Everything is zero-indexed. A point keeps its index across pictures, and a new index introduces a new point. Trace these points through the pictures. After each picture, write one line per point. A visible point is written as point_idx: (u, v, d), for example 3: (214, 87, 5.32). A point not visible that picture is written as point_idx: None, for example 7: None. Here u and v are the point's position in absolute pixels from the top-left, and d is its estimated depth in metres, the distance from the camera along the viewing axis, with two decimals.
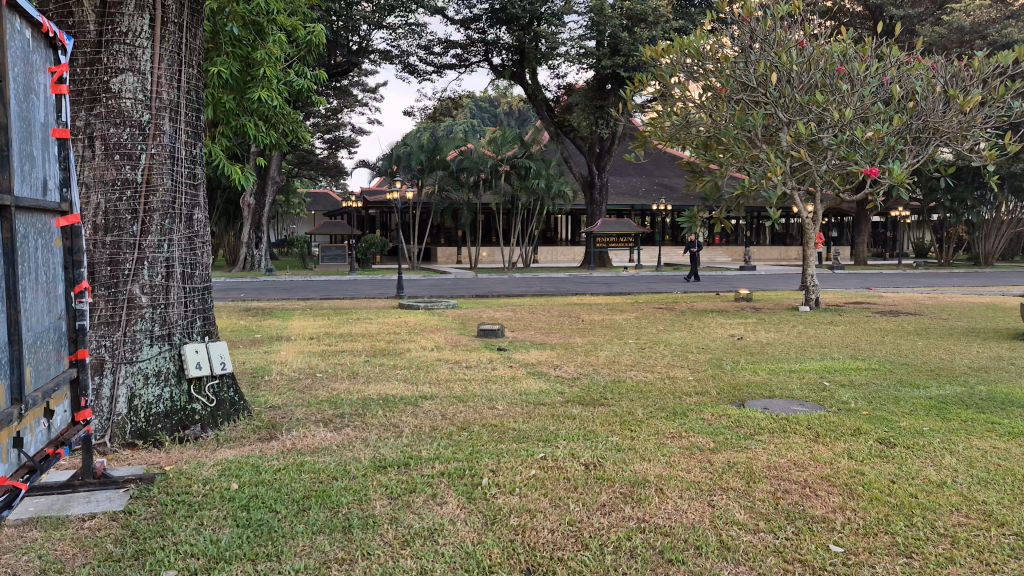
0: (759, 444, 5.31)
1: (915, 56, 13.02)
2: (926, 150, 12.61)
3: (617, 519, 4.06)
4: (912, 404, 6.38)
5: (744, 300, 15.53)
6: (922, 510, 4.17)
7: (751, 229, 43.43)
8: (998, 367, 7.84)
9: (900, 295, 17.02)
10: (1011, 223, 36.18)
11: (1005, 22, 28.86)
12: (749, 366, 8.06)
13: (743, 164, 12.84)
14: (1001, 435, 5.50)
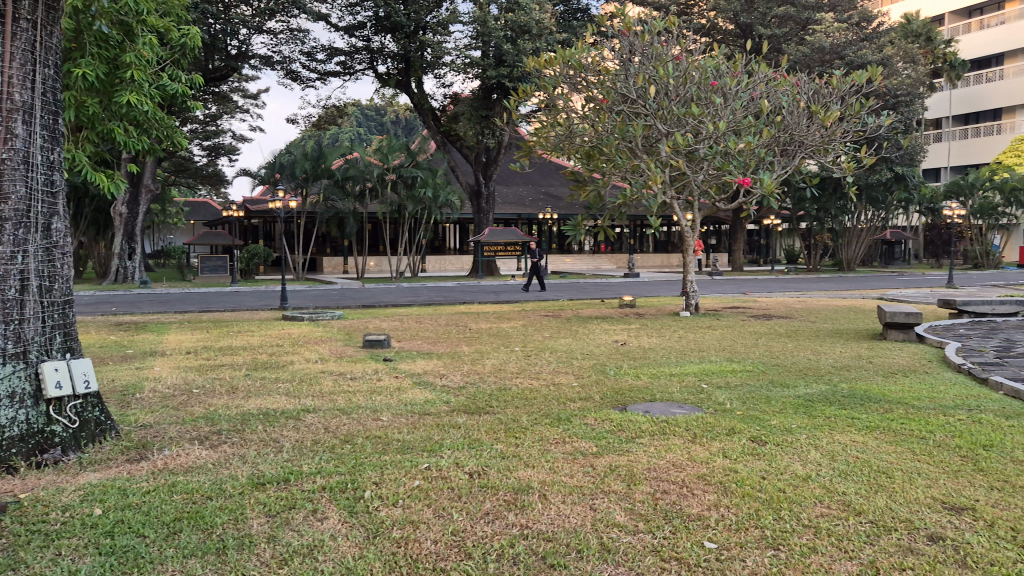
0: (640, 446, 5.44)
1: (781, 73, 13.71)
2: (793, 161, 13.28)
3: (500, 527, 4.07)
4: (781, 403, 6.70)
5: (628, 306, 15.96)
6: (789, 504, 4.38)
7: (635, 237, 44.69)
8: (859, 365, 8.34)
9: (772, 299, 17.91)
10: (870, 230, 38.64)
11: (860, 44, 31.01)
12: (631, 371, 8.27)
13: (625, 174, 13.19)
14: (859, 430, 5.85)
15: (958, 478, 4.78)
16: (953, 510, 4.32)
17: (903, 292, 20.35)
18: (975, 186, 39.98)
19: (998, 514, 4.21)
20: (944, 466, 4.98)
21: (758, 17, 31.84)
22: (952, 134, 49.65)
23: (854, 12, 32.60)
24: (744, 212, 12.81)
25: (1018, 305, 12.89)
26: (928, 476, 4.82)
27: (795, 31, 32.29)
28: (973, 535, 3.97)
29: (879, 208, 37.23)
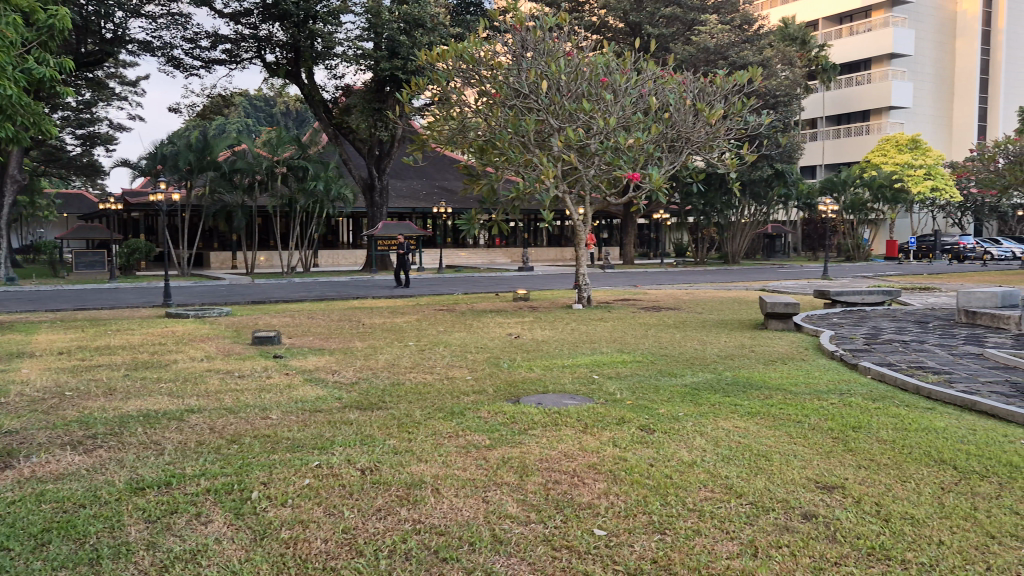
0: (532, 438, 5.50)
1: (668, 71, 14.11)
2: (680, 157, 13.69)
3: (392, 523, 4.03)
4: (669, 392, 6.90)
5: (522, 299, 16.08)
6: (675, 490, 4.52)
7: (529, 231, 45.10)
8: (741, 354, 8.71)
9: (661, 291, 18.43)
10: (753, 225, 40.33)
11: (742, 46, 32.22)
12: (525, 363, 8.35)
13: (517, 168, 13.29)
14: (741, 415, 6.10)
15: (830, 458, 5.05)
16: (825, 488, 4.56)
17: (781, 284, 21.34)
18: (848, 183, 42.30)
19: (865, 491, 4.48)
20: (818, 448, 5.25)
21: (647, 16, 32.62)
22: (826, 134, 52.31)
23: (737, 15, 33.87)
24: (634, 207, 13.12)
25: (885, 296, 13.76)
26: (804, 457, 5.07)
27: (681, 31, 33.24)
28: (843, 512, 4.20)
29: (761, 203, 38.89)
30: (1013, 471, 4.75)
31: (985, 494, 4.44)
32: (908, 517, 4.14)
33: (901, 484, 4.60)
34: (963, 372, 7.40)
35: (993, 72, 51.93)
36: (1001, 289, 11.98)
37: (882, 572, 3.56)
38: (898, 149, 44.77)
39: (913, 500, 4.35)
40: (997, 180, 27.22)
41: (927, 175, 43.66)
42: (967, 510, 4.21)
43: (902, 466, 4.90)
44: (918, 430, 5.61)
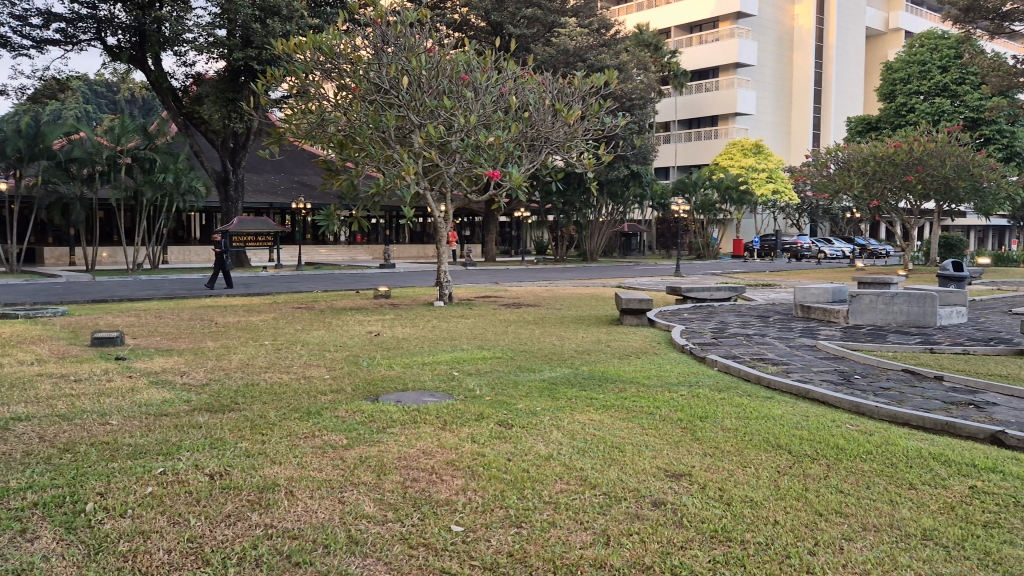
0: (390, 436, 5.45)
1: (528, 71, 14.30)
2: (539, 156, 13.94)
3: (242, 528, 3.88)
4: (527, 387, 7.00)
5: (383, 297, 15.88)
6: (532, 483, 4.59)
7: (390, 228, 44.66)
8: (598, 348, 8.97)
9: (521, 288, 18.68)
10: (610, 223, 41.59)
11: (600, 50, 33.19)
12: (385, 361, 8.24)
13: (378, 163, 13.13)
14: (596, 408, 6.28)
15: (679, 448, 5.28)
16: (673, 476, 4.76)
17: (637, 281, 22.14)
18: (698, 184, 44.38)
19: (709, 477, 4.71)
20: (668, 438, 5.48)
21: (508, 16, 32.97)
22: (678, 137, 54.67)
23: (595, 19, 34.81)
24: (494, 205, 13.24)
25: (730, 292, 14.49)
26: (655, 448, 5.27)
27: (542, 33, 33.82)
28: (690, 498, 4.40)
29: (618, 202, 40.26)
30: (840, 453, 5.14)
31: (815, 475, 4.77)
32: (748, 500, 4.38)
33: (741, 469, 4.87)
34: (798, 363, 7.91)
35: (825, 84, 55.95)
36: (832, 285, 12.90)
37: (724, 553, 3.76)
38: (743, 153, 47.22)
39: (753, 483, 4.62)
40: (829, 184, 29.38)
41: (769, 178, 46.67)
42: (800, 490, 4.52)
43: (743, 452, 5.19)
44: (758, 417, 5.96)
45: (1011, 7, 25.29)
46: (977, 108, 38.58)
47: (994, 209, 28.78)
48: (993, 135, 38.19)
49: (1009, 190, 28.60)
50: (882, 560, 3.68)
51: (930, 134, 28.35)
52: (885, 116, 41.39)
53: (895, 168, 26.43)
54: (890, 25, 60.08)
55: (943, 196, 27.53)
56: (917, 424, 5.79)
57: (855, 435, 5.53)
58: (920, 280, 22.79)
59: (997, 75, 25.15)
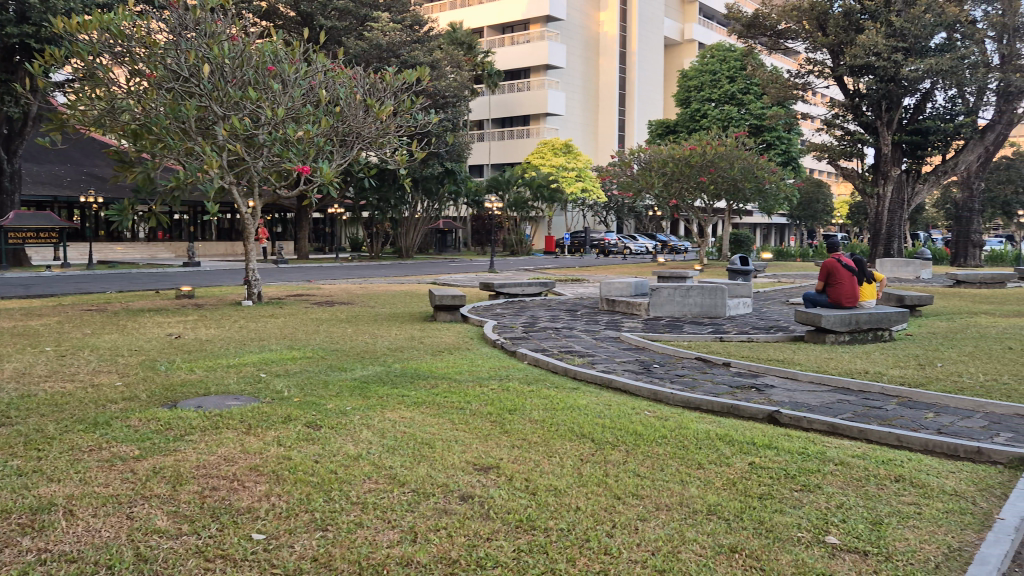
0: (188, 444, 5.15)
1: (338, 64, 14.01)
2: (351, 152, 13.71)
3: (11, 556, 3.53)
4: (338, 387, 6.87)
5: (185, 297, 14.99)
6: (339, 484, 4.50)
7: (195, 224, 42.33)
8: (411, 345, 8.95)
9: (335, 286, 18.28)
10: (425, 220, 41.69)
11: (413, 46, 33.12)
12: (185, 365, 7.80)
13: (177, 155, 12.38)
14: (408, 405, 6.27)
15: (488, 441, 5.37)
16: (481, 470, 4.84)
17: (451, 277, 22.29)
18: (511, 182, 45.14)
19: (516, 468, 4.83)
20: (477, 432, 5.57)
21: (318, 7, 32.19)
22: (491, 135, 55.65)
23: (408, 15, 34.72)
24: (306, 200, 12.86)
25: (541, 287, 14.96)
26: (464, 442, 5.34)
27: (354, 26, 33.27)
28: (496, 490, 4.49)
29: (433, 199, 40.46)
30: (637, 439, 5.44)
31: (615, 461, 5.01)
32: (552, 489, 4.54)
33: (547, 459, 5.04)
34: (602, 354, 8.28)
35: (628, 88, 59.03)
36: (633, 279, 13.61)
37: (528, 541, 3.87)
38: (553, 152, 49.03)
39: (557, 472, 4.79)
40: (632, 183, 30.97)
41: (579, 176, 49.08)
42: (600, 476, 4.73)
43: (549, 442, 5.36)
44: (564, 408, 6.19)
45: (785, 25, 27.97)
46: (760, 116, 42.04)
47: (774, 208, 31.54)
48: (774, 142, 41.64)
49: (787, 192, 31.44)
50: (671, 537, 3.94)
51: (721, 138, 30.61)
52: (682, 121, 44.68)
53: (691, 169, 28.33)
54: (685, 36, 64.30)
55: (731, 196, 29.84)
56: (706, 408, 6.24)
57: (652, 421, 5.87)
58: (711, 274, 24.61)
59: (775, 87, 27.58)
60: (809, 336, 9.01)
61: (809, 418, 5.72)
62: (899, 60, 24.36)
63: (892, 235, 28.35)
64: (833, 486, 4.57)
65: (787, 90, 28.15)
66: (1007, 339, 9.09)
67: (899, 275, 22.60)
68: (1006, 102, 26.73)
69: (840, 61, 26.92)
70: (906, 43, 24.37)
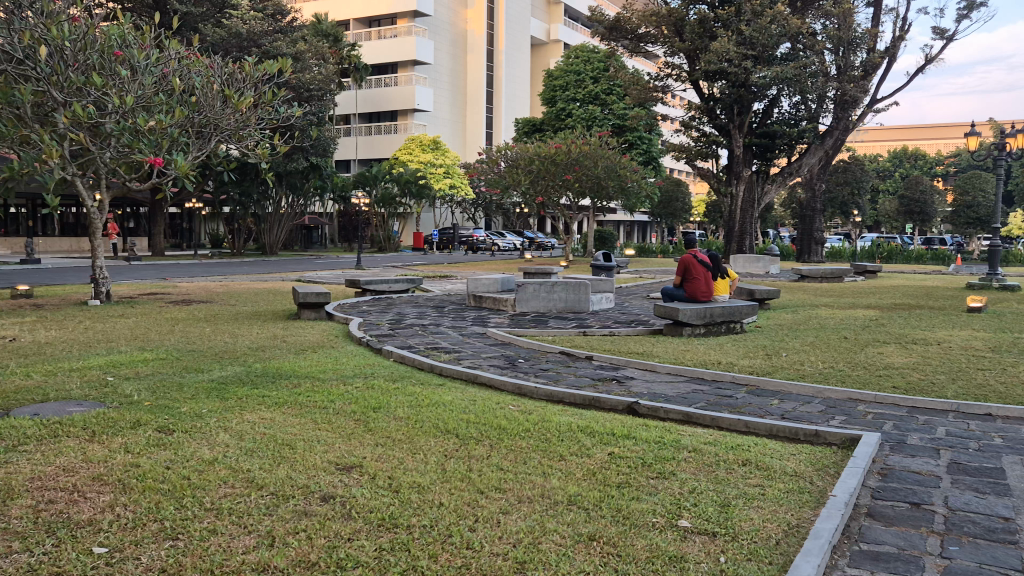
0: (22, 455, 4.79)
1: (193, 52, 13.37)
2: (208, 144, 13.12)
3: None
4: (193, 389, 6.56)
5: (23, 297, 13.89)
6: (192, 491, 4.31)
7: (36, 218, 39.42)
8: (273, 344, 8.67)
9: (192, 284, 17.47)
10: (289, 216, 40.52)
11: (274, 36, 32.17)
12: (21, 370, 7.23)
13: (11, 144, 11.48)
14: (268, 406, 6.08)
15: (351, 440, 5.29)
16: (343, 469, 4.75)
17: (317, 275, 21.75)
18: (379, 177, 45.05)
19: (379, 467, 4.77)
20: (340, 431, 5.47)
21: None
22: (359, 130, 54.76)
23: (269, 4, 33.65)
24: (159, 194, 12.21)
25: (408, 284, 14.92)
26: (325, 442, 5.23)
27: (211, 13, 31.89)
28: (359, 489, 4.43)
29: (297, 194, 39.44)
30: (501, 433, 5.49)
31: (479, 455, 5.05)
32: (415, 486, 4.52)
33: (411, 456, 5.01)
34: (468, 351, 8.30)
35: (496, 86, 59.54)
36: (500, 276, 13.77)
37: (390, 540, 3.83)
38: (421, 148, 48.81)
39: (420, 469, 4.77)
40: (500, 180, 31.25)
41: (446, 173, 49.21)
42: (463, 472, 4.75)
43: (413, 439, 5.34)
44: (429, 405, 6.17)
45: (644, 30, 29.02)
46: (622, 116, 43.51)
47: (637, 206, 32.62)
48: (636, 142, 43.15)
49: (648, 190, 32.54)
50: (533, 528, 4.00)
51: (585, 137, 31.39)
52: (548, 119, 45.42)
53: (556, 167, 28.88)
54: (550, 36, 65.50)
55: (595, 194, 30.68)
56: (569, 401, 6.40)
57: (515, 415, 5.95)
58: (577, 270, 25.11)
59: (636, 88, 28.51)
60: (668, 329, 9.37)
61: (665, 408, 5.95)
62: (749, 67, 25.74)
63: (744, 233, 29.88)
64: (686, 472, 4.77)
65: (647, 91, 29.17)
66: (843, 329, 9.80)
67: (750, 270, 23.91)
68: (843, 109, 28.67)
69: (696, 65, 28.17)
70: (754, 51, 25.65)
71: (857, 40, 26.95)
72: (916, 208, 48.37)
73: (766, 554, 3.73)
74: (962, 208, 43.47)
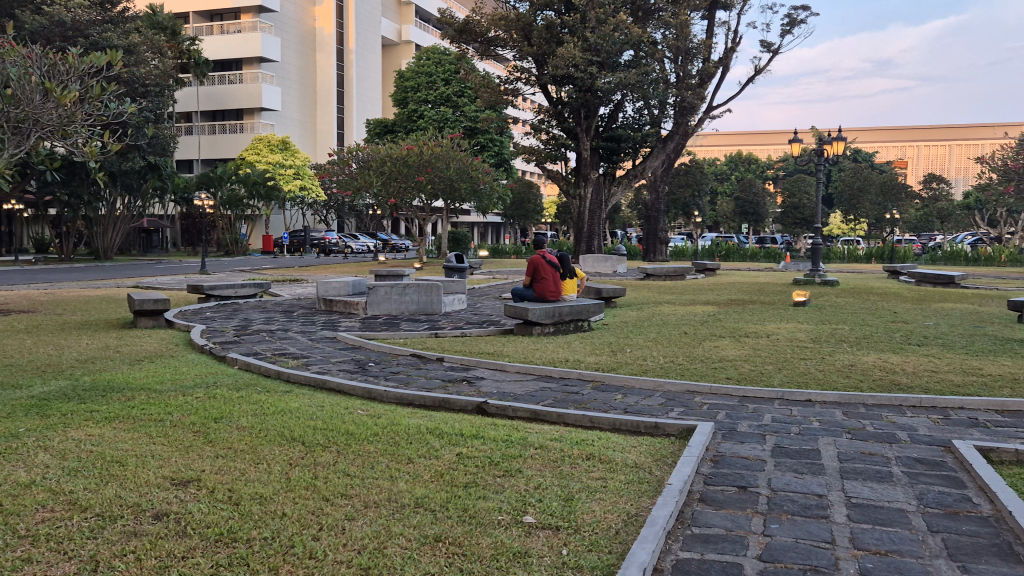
0: None
1: (7, 41, 12.30)
2: (27, 141, 12.09)
3: None
4: (10, 407, 6.06)
5: None
6: (4, 518, 3.98)
7: None
8: (104, 355, 8.15)
9: (11, 293, 16.15)
10: (125, 218, 38.32)
11: (104, 26, 30.36)
12: None
13: None
14: (97, 422, 5.70)
15: (188, 453, 5.05)
16: (179, 484, 4.54)
17: (156, 280, 20.65)
18: (223, 178, 43.06)
19: (218, 480, 4.58)
20: (177, 444, 5.21)
21: None
22: (202, 128, 52.38)
23: None
24: None
25: (255, 288, 14.40)
26: (160, 457, 4.97)
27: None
28: (194, 504, 4.24)
29: (134, 195, 37.36)
30: (349, 439, 5.41)
31: (325, 462, 4.95)
32: (256, 497, 4.37)
33: (253, 467, 4.84)
34: (317, 355, 8.12)
35: (348, 86, 58.57)
36: (351, 278, 13.56)
37: (227, 555, 3.69)
38: (269, 149, 47.39)
39: (263, 480, 4.62)
40: (351, 182, 30.60)
41: (296, 175, 47.83)
42: (308, 479, 4.64)
43: (257, 449, 5.16)
44: (274, 413, 5.99)
45: (494, 33, 29.38)
46: (473, 118, 44.00)
47: (490, 207, 32.93)
48: (487, 144, 43.72)
49: (499, 191, 32.93)
50: (378, 533, 3.97)
51: (436, 139, 31.38)
52: (400, 120, 45.06)
53: (408, 169, 28.73)
54: (402, 37, 65.20)
55: (448, 196, 30.64)
56: (419, 403, 6.38)
57: (364, 419, 5.87)
58: (430, 272, 25.06)
59: (487, 91, 28.82)
60: (518, 329, 9.53)
61: (513, 407, 6.05)
62: (594, 72, 26.59)
63: (593, 233, 30.78)
64: (532, 469, 4.87)
65: (498, 95, 29.59)
66: (683, 324, 10.32)
67: (599, 270, 24.65)
68: (682, 115, 30.15)
69: (545, 69, 28.80)
70: (599, 58, 26.55)
71: (694, 50, 28.44)
72: (750, 209, 51.66)
73: (606, 544, 3.86)
74: (790, 209, 46.68)
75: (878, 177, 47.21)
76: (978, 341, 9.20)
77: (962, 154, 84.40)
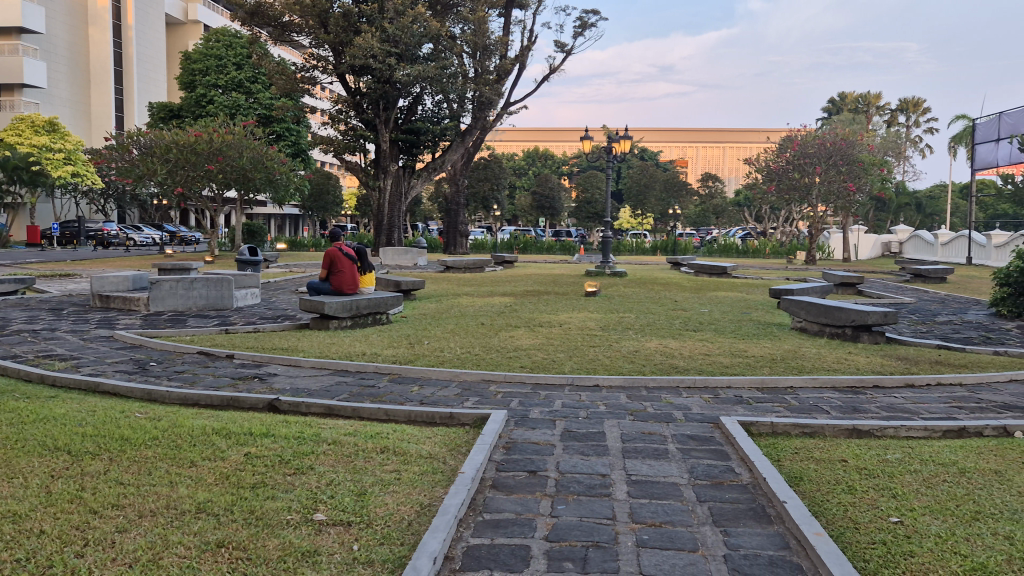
0: None
1: None
2: None
3: None
4: None
5: None
6: None
7: None
8: None
9: None
10: None
11: None
12: None
13: None
14: None
15: None
16: None
17: None
18: None
19: None
20: None
21: None
22: None
23: None
24: None
25: (16, 284, 13.02)
26: None
27: None
28: None
29: None
30: (124, 445, 5.01)
31: (94, 471, 4.55)
32: (9, 516, 3.94)
33: (7, 482, 4.36)
34: (89, 356, 7.47)
35: (127, 66, 54.40)
36: (130, 273, 12.63)
37: None
38: (34, 130, 43.32)
39: (17, 496, 4.17)
40: (131, 169, 28.51)
41: (66, 159, 43.66)
42: (72, 492, 4.25)
43: (12, 462, 4.65)
44: (36, 421, 5.43)
45: (288, 17, 28.35)
46: (267, 106, 42.28)
47: (286, 198, 31.79)
48: (282, 132, 42.18)
49: (296, 182, 31.90)
50: (153, 544, 3.70)
51: (227, 126, 29.82)
52: (186, 105, 42.42)
53: (196, 156, 26.99)
54: (189, 16, 61.64)
55: (241, 186, 29.25)
56: (205, 403, 6.04)
57: (142, 423, 5.47)
58: (220, 265, 23.77)
59: (281, 78, 27.76)
60: (314, 324, 9.25)
61: (306, 403, 5.88)
62: (392, 64, 26.35)
63: (393, 226, 30.55)
64: (324, 465, 4.75)
65: (293, 82, 28.64)
66: (480, 315, 10.49)
67: (399, 263, 24.48)
68: (480, 110, 30.67)
69: (342, 58, 28.16)
70: (397, 49, 26.40)
71: (492, 46, 29.01)
72: (546, 203, 53.40)
73: (398, 536, 3.84)
74: (583, 203, 48.93)
75: (663, 174, 50.51)
76: (744, 326, 10.08)
77: (735, 156, 92.31)
